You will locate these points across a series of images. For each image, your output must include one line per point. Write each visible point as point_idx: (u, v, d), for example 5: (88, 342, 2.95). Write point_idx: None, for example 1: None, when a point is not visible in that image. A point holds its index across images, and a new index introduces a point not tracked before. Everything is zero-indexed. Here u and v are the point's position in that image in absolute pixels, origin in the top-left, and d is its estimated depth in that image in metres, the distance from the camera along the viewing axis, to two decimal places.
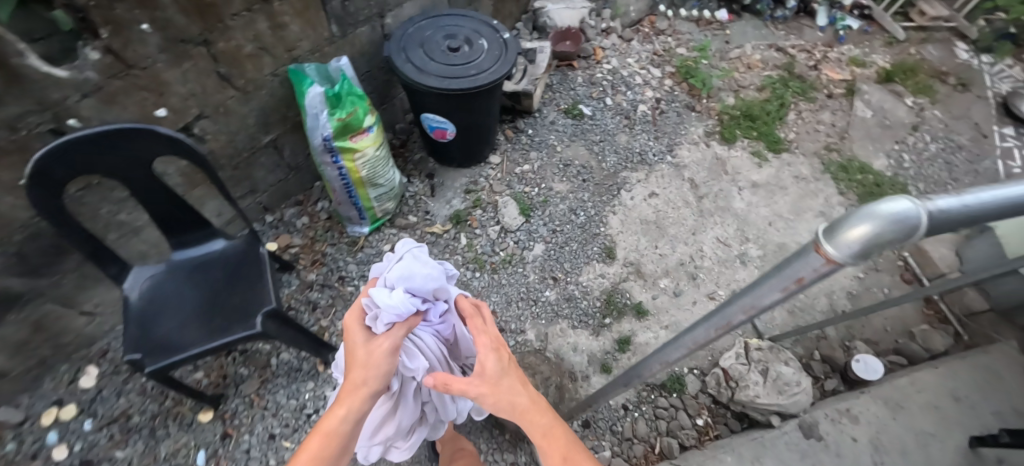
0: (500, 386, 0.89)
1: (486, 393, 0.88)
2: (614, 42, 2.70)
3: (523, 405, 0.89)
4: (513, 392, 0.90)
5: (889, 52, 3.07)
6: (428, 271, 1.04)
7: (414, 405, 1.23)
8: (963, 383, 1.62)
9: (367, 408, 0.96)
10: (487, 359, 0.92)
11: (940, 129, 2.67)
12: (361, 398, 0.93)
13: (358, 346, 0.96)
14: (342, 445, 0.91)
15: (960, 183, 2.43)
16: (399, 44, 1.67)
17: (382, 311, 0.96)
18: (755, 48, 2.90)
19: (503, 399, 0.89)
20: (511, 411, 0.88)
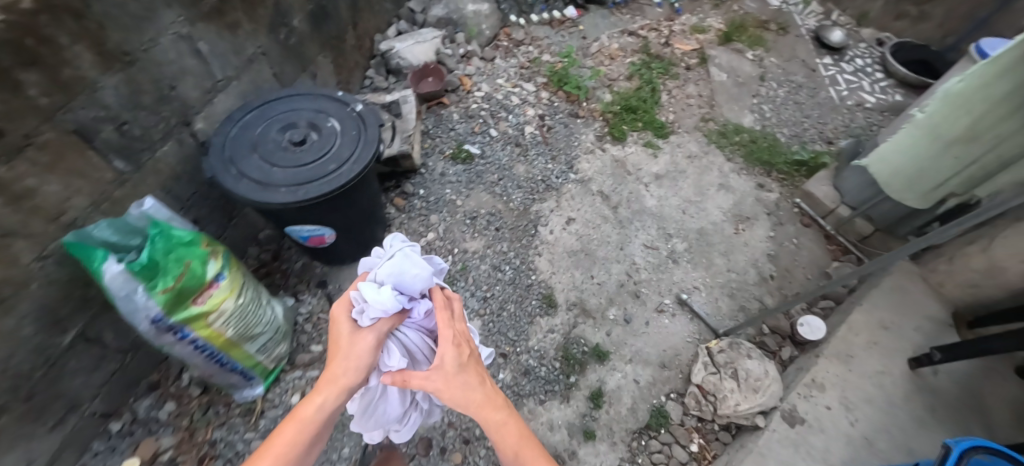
0: (456, 379, 0.96)
1: (443, 386, 0.95)
2: (478, 65, 2.53)
3: (478, 399, 0.96)
4: (469, 388, 0.97)
5: (719, 12, 3.35)
6: (416, 272, 1.12)
7: (401, 395, 1.22)
8: (885, 311, 1.78)
9: (342, 402, 1.02)
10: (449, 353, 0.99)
11: (781, 74, 2.98)
12: (338, 388, 1.00)
13: (342, 334, 1.05)
14: (314, 435, 0.96)
15: (812, 118, 2.73)
16: (224, 155, 1.28)
17: (370, 306, 1.04)
18: (611, 38, 2.95)
19: (460, 393, 0.97)
20: (465, 403, 0.96)
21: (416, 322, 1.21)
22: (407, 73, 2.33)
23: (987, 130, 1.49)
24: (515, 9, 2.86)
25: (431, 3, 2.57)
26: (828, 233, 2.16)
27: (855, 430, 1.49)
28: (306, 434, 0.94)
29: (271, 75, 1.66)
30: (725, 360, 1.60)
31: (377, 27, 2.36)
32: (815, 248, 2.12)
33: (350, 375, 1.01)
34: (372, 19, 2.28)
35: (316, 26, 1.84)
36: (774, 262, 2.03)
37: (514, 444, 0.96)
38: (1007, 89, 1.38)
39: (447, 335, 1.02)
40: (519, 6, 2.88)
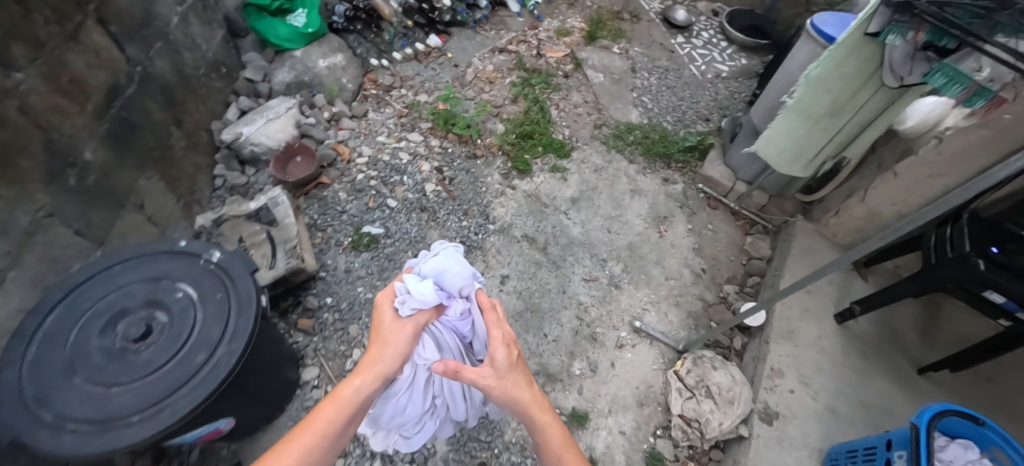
0: (504, 377, 1.00)
1: (492, 383, 1.00)
2: (351, 126, 2.21)
3: (525, 400, 1.00)
4: (517, 388, 1.01)
5: (576, 12, 3.41)
6: (457, 271, 1.21)
7: (423, 397, 1.29)
8: (803, 275, 1.94)
9: (379, 387, 1.08)
10: (500, 351, 1.03)
11: (647, 62, 3.12)
12: (376, 372, 1.07)
13: (384, 323, 1.13)
14: (350, 416, 1.02)
15: (686, 99, 2.91)
16: (29, 397, 0.88)
17: (411, 297, 1.13)
18: (484, 61, 2.83)
19: (508, 390, 1.01)
20: (511, 399, 1.00)
21: (452, 322, 1.29)
22: (267, 159, 1.95)
23: (845, 103, 1.69)
24: (375, 51, 2.58)
25: (273, 66, 2.16)
26: (734, 210, 2.32)
27: (819, 403, 1.60)
28: (346, 411, 1.01)
29: (72, 234, 1.23)
30: (696, 379, 1.61)
31: (211, 112, 1.93)
32: (728, 227, 2.27)
33: (387, 362, 1.08)
34: (202, 107, 1.85)
35: (123, 146, 1.41)
36: (701, 254, 2.12)
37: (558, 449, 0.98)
38: (855, 67, 1.57)
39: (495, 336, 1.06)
40: (378, 47, 2.60)
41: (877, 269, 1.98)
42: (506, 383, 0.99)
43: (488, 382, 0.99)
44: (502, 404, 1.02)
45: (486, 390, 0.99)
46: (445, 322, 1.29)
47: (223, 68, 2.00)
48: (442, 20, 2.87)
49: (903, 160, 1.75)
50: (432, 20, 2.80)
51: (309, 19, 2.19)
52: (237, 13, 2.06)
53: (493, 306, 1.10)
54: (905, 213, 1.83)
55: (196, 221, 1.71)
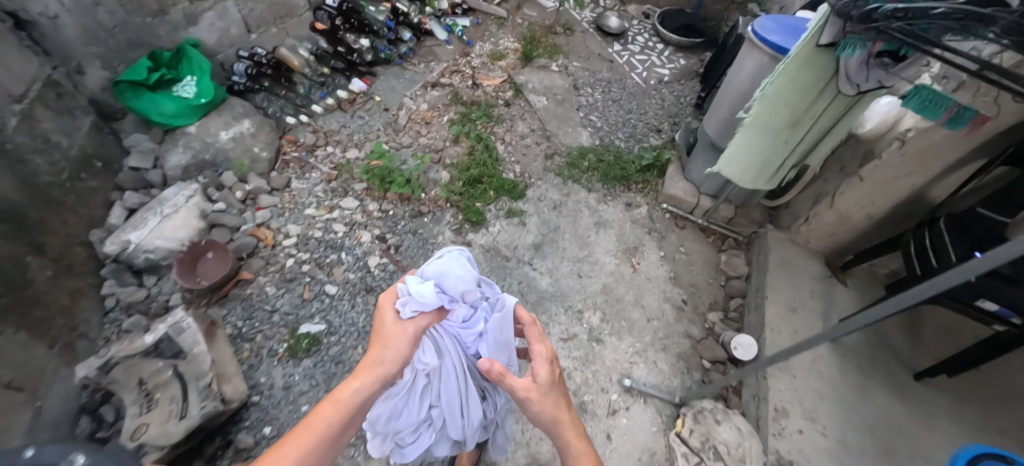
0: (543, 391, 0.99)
1: (530, 395, 0.98)
2: (273, 202, 1.91)
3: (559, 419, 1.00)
4: (555, 407, 1.00)
5: (507, 32, 3.25)
6: (461, 275, 1.06)
7: (418, 405, 1.20)
8: (785, 292, 1.85)
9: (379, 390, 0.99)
10: (541, 366, 1.02)
11: (589, 77, 3.00)
12: (376, 376, 0.96)
13: (385, 324, 1.00)
14: (345, 422, 0.92)
15: (634, 111, 2.81)
16: None
17: (412, 298, 1.01)
18: (417, 99, 2.61)
19: (546, 408, 1.00)
20: (544, 413, 1.00)
21: (454, 328, 1.17)
22: (170, 263, 1.63)
23: (803, 114, 1.61)
24: (290, 107, 2.24)
25: (164, 148, 1.82)
26: (703, 226, 2.22)
27: (830, 440, 1.48)
28: (341, 416, 0.92)
29: None
30: (701, 441, 1.45)
31: (87, 219, 1.58)
32: (700, 247, 2.16)
33: (390, 366, 0.97)
34: (72, 217, 1.51)
35: None
36: (679, 283, 1.99)
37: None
38: (809, 80, 1.49)
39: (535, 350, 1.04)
40: (292, 102, 2.25)
41: (853, 271, 1.94)
42: (546, 400, 0.97)
43: (527, 393, 0.98)
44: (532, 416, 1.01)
45: (523, 400, 0.98)
46: (448, 327, 1.17)
47: (97, 162, 1.66)
48: (364, 60, 2.56)
49: (866, 163, 1.68)
50: (352, 62, 2.49)
51: (200, 87, 1.83)
52: (106, 92, 1.72)
53: (536, 320, 1.09)
54: (875, 214, 1.77)
55: (80, 364, 1.37)
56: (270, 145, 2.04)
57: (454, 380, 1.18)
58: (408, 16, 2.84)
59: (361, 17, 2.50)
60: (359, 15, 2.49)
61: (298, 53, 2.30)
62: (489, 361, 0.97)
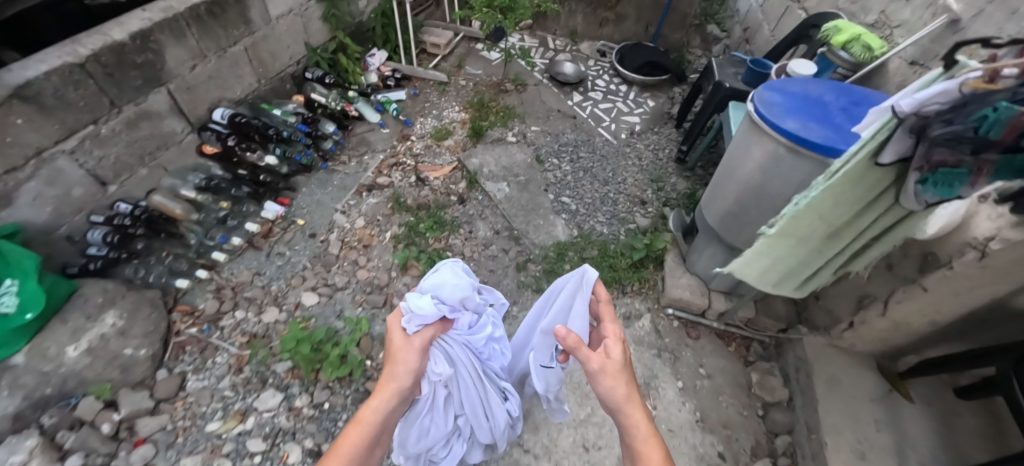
0: (615, 372, 0.95)
1: (606, 371, 0.96)
2: (157, 425, 1.39)
3: (623, 396, 0.95)
4: (626, 386, 0.96)
5: (451, 99, 2.82)
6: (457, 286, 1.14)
7: (444, 413, 1.32)
8: (846, 430, 1.45)
9: (397, 405, 1.10)
10: (617, 347, 1.00)
11: (551, 142, 2.60)
12: (394, 391, 1.07)
13: (395, 342, 1.10)
14: (373, 436, 1.06)
15: (612, 179, 2.41)
16: None
17: (415, 314, 1.09)
18: (350, 212, 2.11)
19: (616, 386, 0.96)
20: (617, 394, 0.95)
21: (463, 336, 1.24)
22: None
23: (846, 223, 1.20)
24: (183, 263, 1.75)
25: None
26: (722, 332, 1.83)
27: None
28: (370, 428, 1.04)
29: None
30: None
31: None
32: (723, 361, 1.76)
33: (403, 381, 1.08)
34: None
35: None
36: (709, 427, 1.58)
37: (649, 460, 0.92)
38: (857, 195, 1.10)
39: (609, 331, 1.03)
40: (184, 256, 1.76)
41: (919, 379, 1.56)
42: (619, 379, 0.94)
43: (601, 367, 0.96)
44: (603, 397, 0.98)
45: (597, 374, 0.96)
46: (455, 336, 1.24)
47: None
48: (278, 174, 2.09)
49: (929, 270, 1.30)
50: (261, 182, 2.00)
51: (25, 295, 1.29)
52: None
53: (606, 299, 1.08)
54: (940, 320, 1.38)
55: None
56: (150, 337, 1.52)
57: (470, 383, 1.28)
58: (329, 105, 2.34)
59: (266, 124, 1.99)
60: (261, 122, 1.98)
61: (181, 194, 1.73)
62: (566, 331, 0.98)
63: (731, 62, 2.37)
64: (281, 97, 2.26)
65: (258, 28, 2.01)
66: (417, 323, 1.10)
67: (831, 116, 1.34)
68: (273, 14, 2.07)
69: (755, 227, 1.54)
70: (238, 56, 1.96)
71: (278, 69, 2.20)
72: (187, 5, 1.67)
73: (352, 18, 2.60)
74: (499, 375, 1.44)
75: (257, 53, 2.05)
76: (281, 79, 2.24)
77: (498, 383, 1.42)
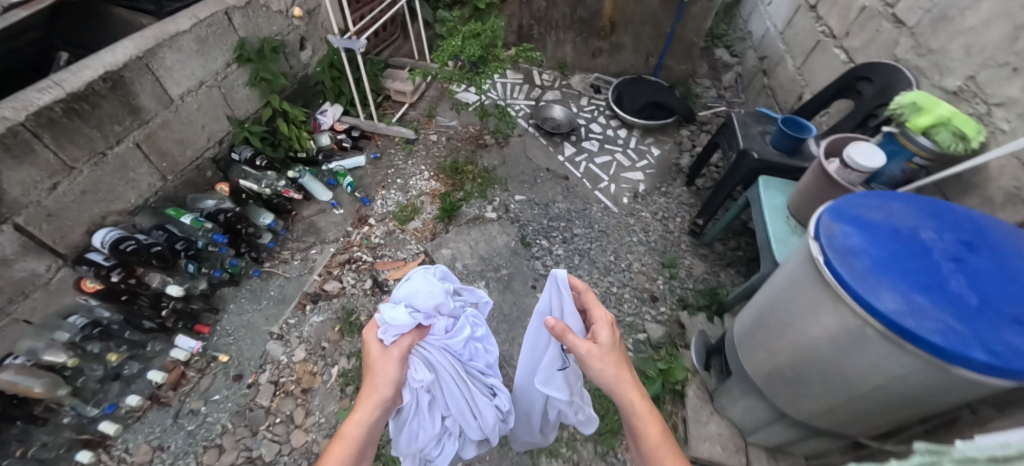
0: (603, 354, 0.88)
1: (595, 356, 0.87)
2: None
3: (622, 379, 0.86)
4: (618, 370, 0.87)
5: (420, 162, 2.37)
6: (429, 290, 0.98)
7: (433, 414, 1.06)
8: None
9: (383, 417, 0.90)
10: (603, 329, 0.92)
11: (539, 215, 2.17)
12: (377, 403, 0.87)
13: (371, 356, 0.92)
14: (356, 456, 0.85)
15: (613, 267, 1.99)
16: None
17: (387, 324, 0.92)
18: (288, 338, 1.68)
19: (610, 370, 0.87)
20: (608, 378, 0.87)
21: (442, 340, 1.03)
22: None
23: None
24: (58, 448, 1.34)
25: None
26: None
27: None
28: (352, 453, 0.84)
29: None
30: None
31: None
32: None
33: (387, 387, 0.88)
34: None
35: None
36: None
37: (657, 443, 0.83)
38: None
39: (597, 313, 0.95)
40: (59, 437, 1.35)
41: None
42: (608, 361, 0.86)
43: (591, 352, 0.87)
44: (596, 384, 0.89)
45: (585, 360, 0.87)
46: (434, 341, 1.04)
47: None
48: (195, 296, 1.66)
49: None
50: (170, 313, 1.56)
51: None
52: None
53: (587, 286, 0.98)
54: None
55: None
56: None
57: (456, 388, 1.05)
58: (262, 194, 1.91)
59: (172, 239, 1.59)
60: (165, 237, 1.58)
61: (44, 360, 1.30)
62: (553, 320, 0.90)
63: (756, 119, 1.93)
64: (200, 190, 1.83)
65: (154, 115, 1.56)
66: (393, 333, 0.92)
67: (942, 277, 0.90)
68: (175, 92, 1.61)
69: (817, 400, 1.10)
70: (128, 156, 1.51)
71: (192, 156, 1.76)
72: (29, 110, 1.22)
73: (293, 74, 2.15)
74: (487, 370, 1.19)
75: (158, 145, 1.61)
76: (200, 167, 1.80)
77: (485, 377, 1.16)
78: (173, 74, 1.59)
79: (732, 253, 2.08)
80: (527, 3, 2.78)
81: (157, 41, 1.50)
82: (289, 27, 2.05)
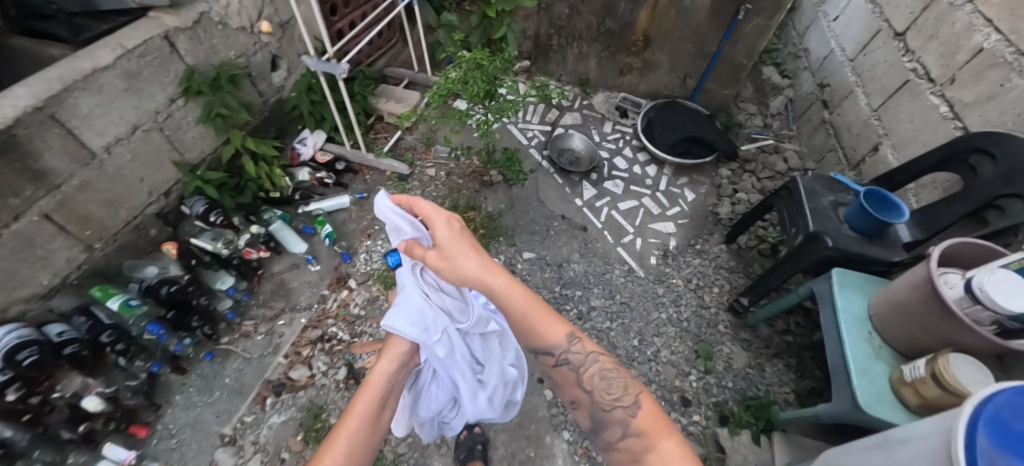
0: (446, 247, 0.94)
1: (445, 247, 0.94)
2: None
3: (474, 269, 0.92)
4: (465, 259, 0.93)
5: None
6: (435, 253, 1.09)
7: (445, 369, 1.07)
8: None
9: (404, 370, 0.99)
10: (442, 229, 0.96)
11: (551, 278, 1.84)
12: (395, 357, 0.97)
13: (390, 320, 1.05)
14: (382, 404, 0.90)
15: (637, 354, 1.67)
16: None
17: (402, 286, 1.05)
18: (241, 444, 1.39)
19: (459, 264, 0.93)
20: (459, 270, 0.92)
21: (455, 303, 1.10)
22: None
23: None
24: None
25: None
26: None
27: None
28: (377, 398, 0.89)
29: None
30: None
31: None
32: None
33: (403, 338, 0.98)
34: None
35: None
36: None
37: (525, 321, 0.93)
38: None
39: (426, 211, 0.98)
40: None
41: None
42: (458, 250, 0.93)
43: (433, 256, 0.94)
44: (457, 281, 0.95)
45: (432, 263, 0.94)
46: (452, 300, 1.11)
47: None
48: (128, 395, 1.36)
49: None
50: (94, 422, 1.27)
51: None
52: None
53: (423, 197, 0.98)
54: None
55: None
56: None
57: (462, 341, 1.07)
58: (218, 253, 1.56)
59: (98, 329, 1.30)
60: (88, 328, 1.28)
61: None
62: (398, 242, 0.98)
63: (827, 185, 1.55)
64: (142, 254, 1.51)
65: (68, 177, 1.23)
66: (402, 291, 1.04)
67: None
68: (97, 144, 1.27)
69: None
70: (32, 232, 1.19)
71: (129, 216, 1.43)
72: None
73: (263, 101, 1.80)
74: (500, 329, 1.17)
75: (77, 211, 1.28)
76: (141, 226, 1.48)
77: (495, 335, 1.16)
78: (92, 123, 1.25)
79: (780, 339, 1.74)
80: (546, 9, 2.37)
81: (65, 84, 1.15)
82: (256, 45, 1.68)
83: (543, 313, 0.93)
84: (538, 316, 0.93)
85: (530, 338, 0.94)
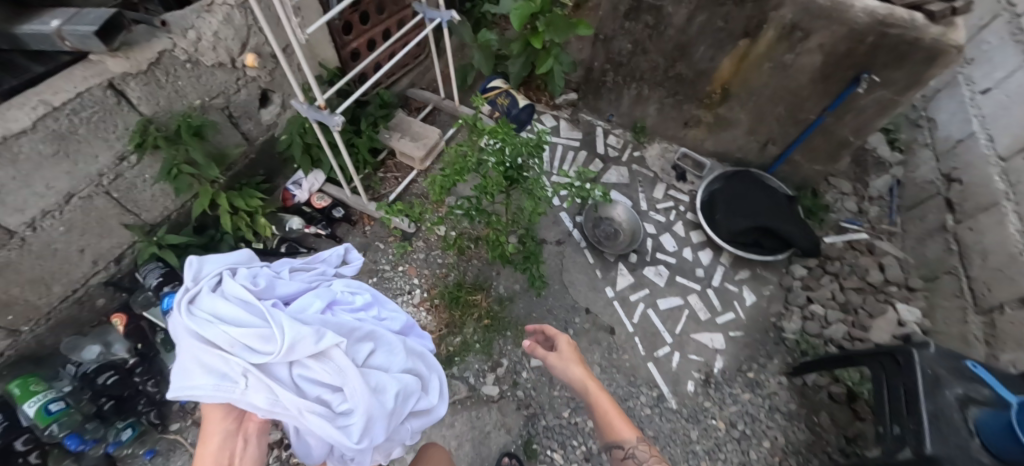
0: (560, 353, 1.16)
1: (555, 360, 1.16)
2: None
3: (578, 373, 1.12)
4: (570, 365, 1.14)
5: (413, 272, 1.72)
6: (226, 285, 0.87)
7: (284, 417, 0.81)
8: None
9: (247, 435, 0.83)
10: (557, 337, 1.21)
11: (561, 396, 1.51)
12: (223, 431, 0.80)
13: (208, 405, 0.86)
14: None
15: None
16: None
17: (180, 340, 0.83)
18: None
19: (566, 370, 1.15)
20: (565, 374, 1.15)
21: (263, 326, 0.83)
22: None
23: None
24: None
25: None
26: None
27: None
28: None
29: None
30: None
31: None
32: None
33: (219, 407, 0.81)
34: None
35: None
36: None
37: (609, 422, 1.03)
38: None
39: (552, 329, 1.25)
40: None
41: None
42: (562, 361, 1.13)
43: (550, 359, 1.17)
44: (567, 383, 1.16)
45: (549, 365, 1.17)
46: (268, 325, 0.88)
47: None
48: None
49: None
50: None
51: None
52: None
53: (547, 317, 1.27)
54: None
55: None
56: None
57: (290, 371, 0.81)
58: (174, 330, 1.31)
59: (11, 432, 1.12)
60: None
61: None
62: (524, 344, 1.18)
63: (953, 370, 1.12)
64: (88, 327, 1.34)
65: None
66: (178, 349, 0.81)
67: None
68: (14, 222, 1.04)
69: None
70: None
71: (66, 291, 1.23)
72: None
73: (247, 142, 1.52)
74: (358, 337, 0.91)
75: None
76: (84, 298, 1.29)
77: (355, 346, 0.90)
78: (6, 199, 1.00)
79: None
80: (604, 41, 1.93)
81: None
82: (239, 81, 1.38)
83: (616, 416, 1.02)
84: (612, 415, 1.03)
85: (607, 435, 1.03)
